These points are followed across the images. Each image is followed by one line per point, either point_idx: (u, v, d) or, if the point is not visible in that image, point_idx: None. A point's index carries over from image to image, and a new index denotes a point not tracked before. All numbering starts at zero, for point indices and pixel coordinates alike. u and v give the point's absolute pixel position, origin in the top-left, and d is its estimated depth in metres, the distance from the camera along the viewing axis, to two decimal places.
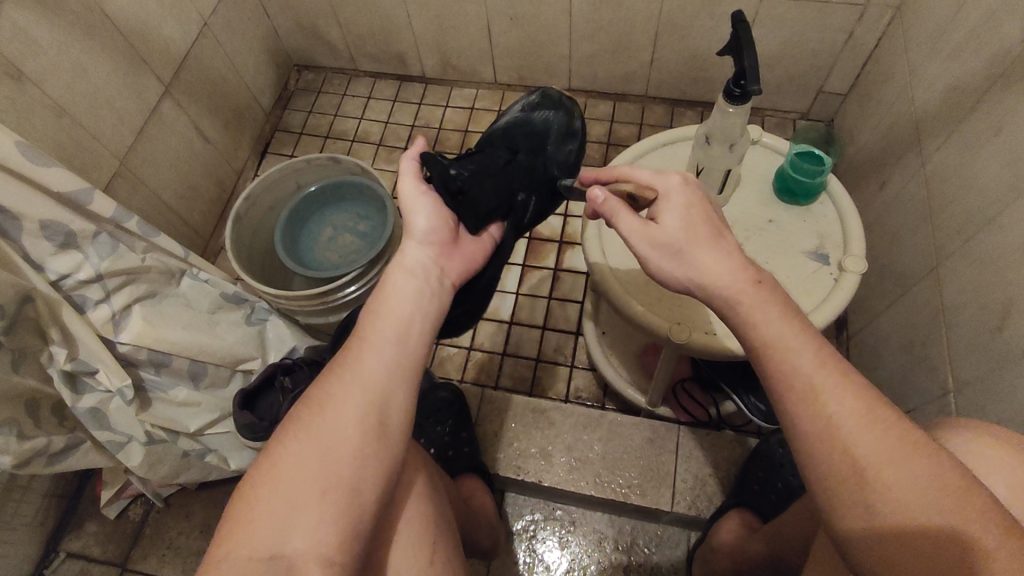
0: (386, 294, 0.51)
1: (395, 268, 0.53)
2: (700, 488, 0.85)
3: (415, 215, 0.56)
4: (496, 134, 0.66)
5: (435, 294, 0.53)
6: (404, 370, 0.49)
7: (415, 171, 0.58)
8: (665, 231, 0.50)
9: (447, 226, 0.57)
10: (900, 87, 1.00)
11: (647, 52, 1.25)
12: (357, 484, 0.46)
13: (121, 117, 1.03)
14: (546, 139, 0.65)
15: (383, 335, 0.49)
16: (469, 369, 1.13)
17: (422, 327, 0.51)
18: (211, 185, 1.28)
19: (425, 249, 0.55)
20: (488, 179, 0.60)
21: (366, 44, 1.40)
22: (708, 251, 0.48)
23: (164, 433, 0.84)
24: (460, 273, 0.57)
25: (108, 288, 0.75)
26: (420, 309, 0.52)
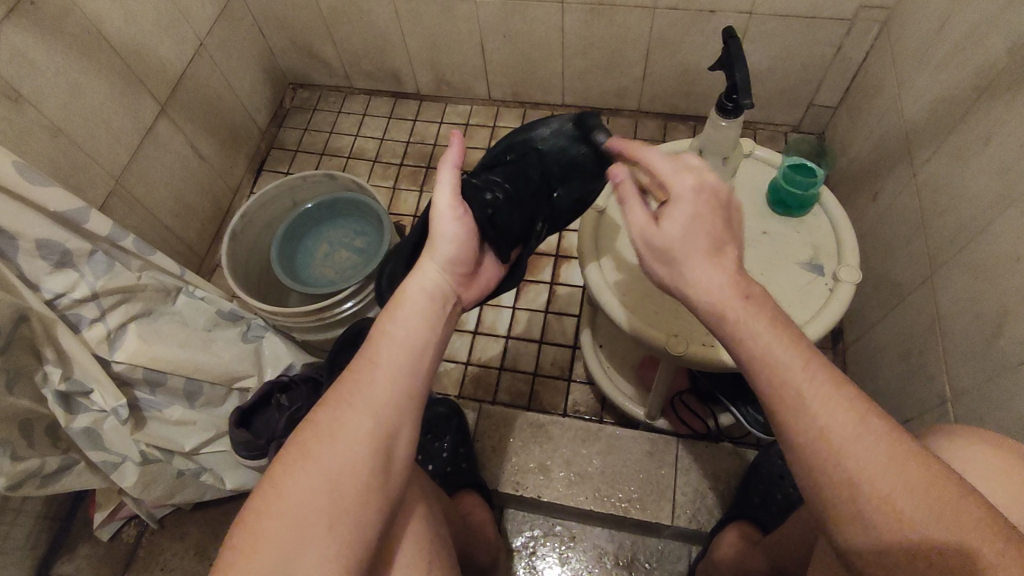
0: (397, 315, 0.51)
1: (410, 288, 0.52)
2: (700, 501, 0.85)
3: (444, 239, 0.55)
4: (532, 146, 0.64)
5: (445, 314, 0.53)
6: (414, 395, 0.49)
7: (453, 188, 0.55)
8: (661, 238, 0.49)
9: (471, 256, 0.56)
10: (889, 99, 1.01)
11: (639, 68, 1.26)
12: (364, 511, 0.46)
13: (117, 136, 1.03)
14: (586, 168, 0.64)
15: (395, 360, 0.49)
16: (467, 384, 1.12)
17: (433, 350, 0.51)
18: (207, 203, 1.28)
19: (441, 272, 0.54)
20: (516, 210, 0.60)
21: (361, 62, 1.42)
22: (702, 266, 0.48)
23: (159, 453, 0.84)
24: (473, 300, 0.59)
25: (103, 307, 0.75)
26: (431, 332, 0.51)
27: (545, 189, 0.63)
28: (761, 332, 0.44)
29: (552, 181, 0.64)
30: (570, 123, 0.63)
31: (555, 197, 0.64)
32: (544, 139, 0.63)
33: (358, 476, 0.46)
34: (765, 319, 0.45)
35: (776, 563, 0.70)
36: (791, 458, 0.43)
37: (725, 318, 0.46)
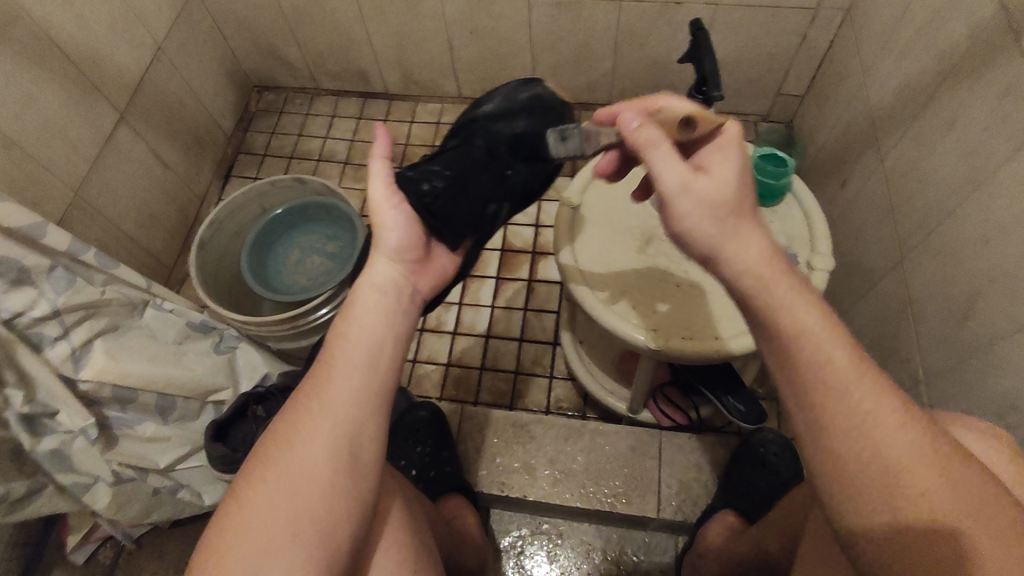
0: (353, 315, 0.50)
1: (363, 284, 0.52)
2: (685, 492, 0.85)
3: (390, 230, 0.54)
4: (476, 122, 0.61)
5: (404, 310, 0.53)
6: (376, 392, 0.48)
7: (387, 177, 0.55)
8: (717, 182, 0.48)
9: (418, 244, 0.55)
10: (854, 87, 1.03)
11: (608, 61, 1.26)
12: (330, 519, 0.45)
13: (74, 145, 1.00)
14: (532, 142, 0.60)
15: (351, 360, 0.48)
16: (448, 386, 1.11)
17: (395, 347, 0.50)
18: (173, 212, 1.25)
19: (396, 267, 0.54)
20: (461, 188, 0.58)
21: (327, 62, 1.39)
22: (750, 235, 0.47)
23: (133, 472, 0.81)
24: (430, 288, 0.57)
25: (66, 324, 0.72)
26: (390, 328, 0.50)
27: (496, 164, 0.60)
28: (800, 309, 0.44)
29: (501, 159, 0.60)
30: (511, 95, 0.61)
31: (508, 175, 0.60)
32: (489, 113, 0.61)
33: (323, 480, 0.45)
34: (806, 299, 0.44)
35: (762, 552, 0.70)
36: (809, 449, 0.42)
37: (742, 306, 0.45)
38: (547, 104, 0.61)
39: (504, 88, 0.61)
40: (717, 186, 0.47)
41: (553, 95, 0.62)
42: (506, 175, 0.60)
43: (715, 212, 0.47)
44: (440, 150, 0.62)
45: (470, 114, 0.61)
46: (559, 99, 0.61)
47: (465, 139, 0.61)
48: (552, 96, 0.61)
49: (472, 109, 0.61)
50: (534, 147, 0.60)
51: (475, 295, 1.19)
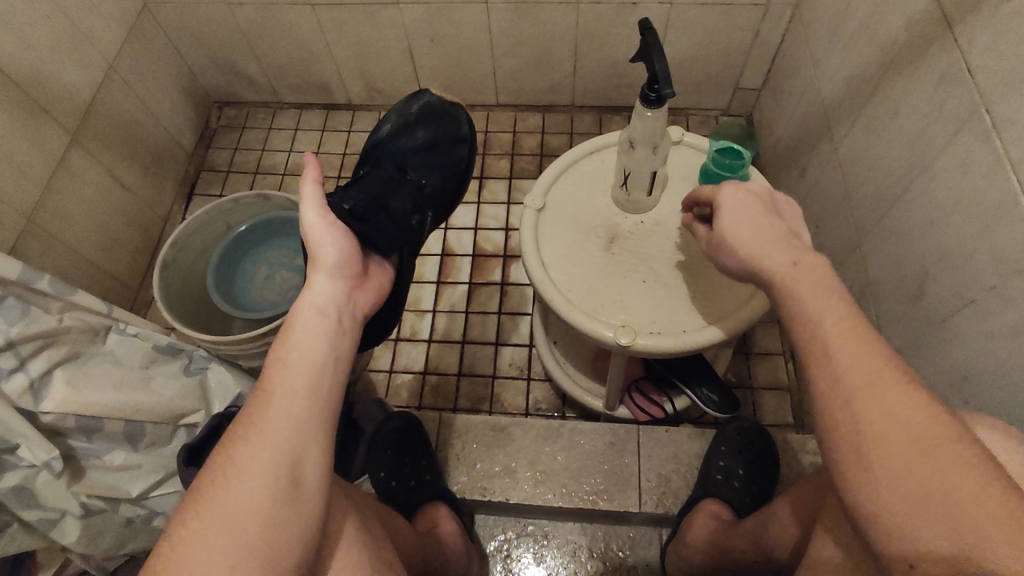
0: (291, 337, 0.54)
1: (302, 306, 0.55)
2: (665, 485, 0.86)
3: (322, 248, 0.58)
4: (381, 145, 0.76)
5: (343, 328, 0.56)
6: (315, 413, 0.52)
7: (318, 197, 0.59)
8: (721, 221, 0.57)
9: (355, 260, 0.59)
10: (807, 78, 1.05)
11: (568, 63, 1.27)
12: (273, 530, 0.48)
13: (25, 171, 0.97)
14: (433, 153, 0.77)
15: (291, 383, 0.52)
16: (426, 394, 1.11)
17: (334, 368, 0.54)
18: (135, 234, 1.22)
19: (334, 283, 0.57)
20: (386, 202, 0.68)
21: (287, 75, 1.38)
22: (769, 251, 0.53)
23: (103, 502, 0.80)
24: (370, 303, 0.61)
25: (22, 355, 0.70)
26: (329, 350, 0.54)
27: (407, 178, 0.73)
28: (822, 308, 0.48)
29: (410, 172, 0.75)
30: (404, 111, 0.77)
31: (421, 183, 0.75)
32: (388, 133, 0.77)
33: (265, 501, 0.48)
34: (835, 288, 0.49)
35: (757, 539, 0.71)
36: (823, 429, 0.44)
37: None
38: (441, 120, 0.78)
39: (397, 107, 0.78)
40: (722, 222, 0.56)
41: (442, 101, 0.79)
42: (421, 183, 0.74)
43: (724, 246, 0.56)
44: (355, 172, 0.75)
45: (375, 138, 0.77)
46: (453, 115, 0.80)
47: (375, 162, 0.75)
48: (444, 110, 0.79)
49: (374, 131, 0.77)
50: (436, 153, 0.77)
51: (448, 301, 1.19)
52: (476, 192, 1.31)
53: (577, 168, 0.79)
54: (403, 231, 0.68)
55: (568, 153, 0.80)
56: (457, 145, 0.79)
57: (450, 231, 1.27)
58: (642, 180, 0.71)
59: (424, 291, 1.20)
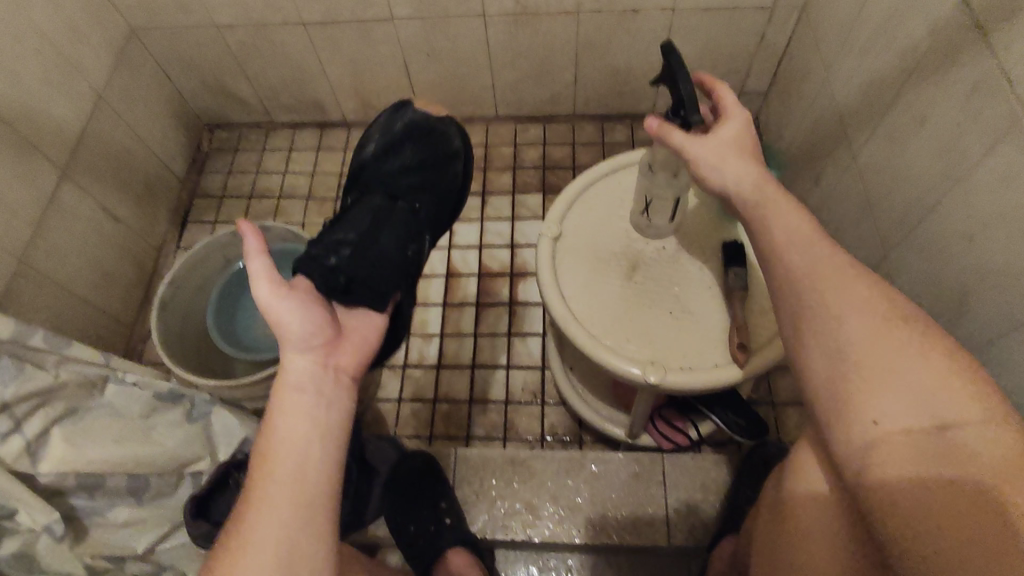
0: (274, 428, 0.50)
1: (281, 388, 0.51)
2: (693, 516, 0.83)
3: (288, 323, 0.53)
4: (369, 168, 0.76)
5: (331, 403, 0.52)
6: (314, 505, 0.48)
7: (270, 269, 0.53)
8: (716, 136, 0.58)
9: (326, 325, 0.55)
10: (819, 83, 1.02)
11: (569, 73, 1.24)
12: None
13: (14, 211, 0.93)
14: (423, 173, 0.76)
15: (278, 485, 0.48)
16: (437, 423, 1.07)
17: (328, 451, 0.50)
18: (129, 267, 1.18)
19: (310, 356, 0.53)
20: (375, 232, 0.66)
21: (280, 95, 1.34)
22: (734, 164, 0.57)
23: (107, 563, 0.74)
24: (353, 362, 0.56)
25: (17, 416, 0.67)
26: (317, 432, 0.50)
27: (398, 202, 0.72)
28: (739, 165, 0.57)
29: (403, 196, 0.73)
30: (388, 134, 0.78)
31: (415, 207, 0.73)
32: (374, 156, 0.77)
33: None
34: (861, 287, 0.48)
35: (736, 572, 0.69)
36: None
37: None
38: (426, 139, 0.78)
39: (380, 129, 0.79)
40: (716, 139, 0.58)
41: (426, 121, 0.79)
42: (412, 206, 0.72)
43: (718, 151, 0.57)
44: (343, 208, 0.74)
45: (360, 167, 0.77)
46: (438, 132, 0.79)
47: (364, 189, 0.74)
48: (428, 127, 0.79)
49: (360, 163, 0.77)
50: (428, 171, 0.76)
51: (456, 324, 1.15)
52: (478, 209, 1.28)
53: (591, 193, 0.76)
54: (399, 257, 0.66)
55: (581, 177, 0.76)
56: (446, 161, 0.78)
57: (454, 251, 1.23)
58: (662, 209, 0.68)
59: (430, 315, 1.17)
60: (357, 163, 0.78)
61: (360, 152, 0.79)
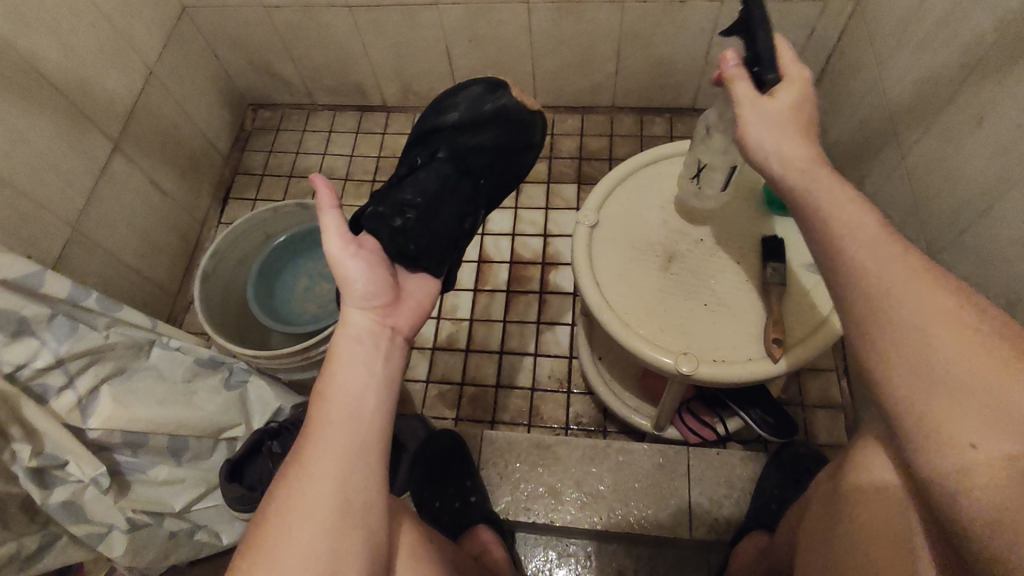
0: (333, 375, 0.50)
1: (341, 339, 0.52)
2: (716, 511, 0.83)
3: (352, 280, 0.55)
4: (443, 132, 0.66)
5: (388, 357, 0.53)
6: (366, 457, 0.49)
7: (340, 226, 0.56)
8: (774, 106, 0.54)
9: (385, 285, 0.56)
10: (869, 80, 1.00)
11: (610, 63, 1.23)
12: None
13: (69, 180, 0.97)
14: (498, 153, 0.67)
15: (336, 429, 0.48)
16: (464, 406, 1.09)
17: (385, 401, 0.51)
18: (173, 238, 1.22)
19: (368, 314, 0.54)
20: (438, 203, 0.63)
21: (323, 77, 1.36)
22: (795, 139, 0.53)
23: (147, 517, 0.79)
24: (410, 321, 0.57)
25: (70, 372, 0.70)
26: (375, 387, 0.50)
27: (467, 179, 0.66)
28: (791, 141, 0.52)
29: (473, 172, 0.67)
30: (477, 104, 0.67)
31: (479, 184, 0.68)
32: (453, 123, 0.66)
33: (324, 550, 0.46)
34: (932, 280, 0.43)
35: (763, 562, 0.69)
36: None
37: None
38: (512, 114, 0.67)
39: (470, 95, 0.67)
40: (777, 108, 0.54)
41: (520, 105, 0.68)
42: (475, 177, 0.67)
43: (778, 124, 0.53)
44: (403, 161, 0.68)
45: (434, 123, 0.67)
46: (525, 106, 0.68)
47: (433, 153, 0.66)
48: (518, 105, 0.68)
49: (435, 117, 0.67)
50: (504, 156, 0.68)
51: (487, 309, 1.17)
52: (513, 197, 1.28)
53: (631, 183, 0.76)
54: (457, 234, 0.64)
55: (622, 166, 0.76)
56: (524, 139, 0.69)
57: (487, 237, 1.24)
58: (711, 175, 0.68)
59: (461, 299, 1.18)
60: (429, 113, 0.68)
61: (438, 103, 0.69)
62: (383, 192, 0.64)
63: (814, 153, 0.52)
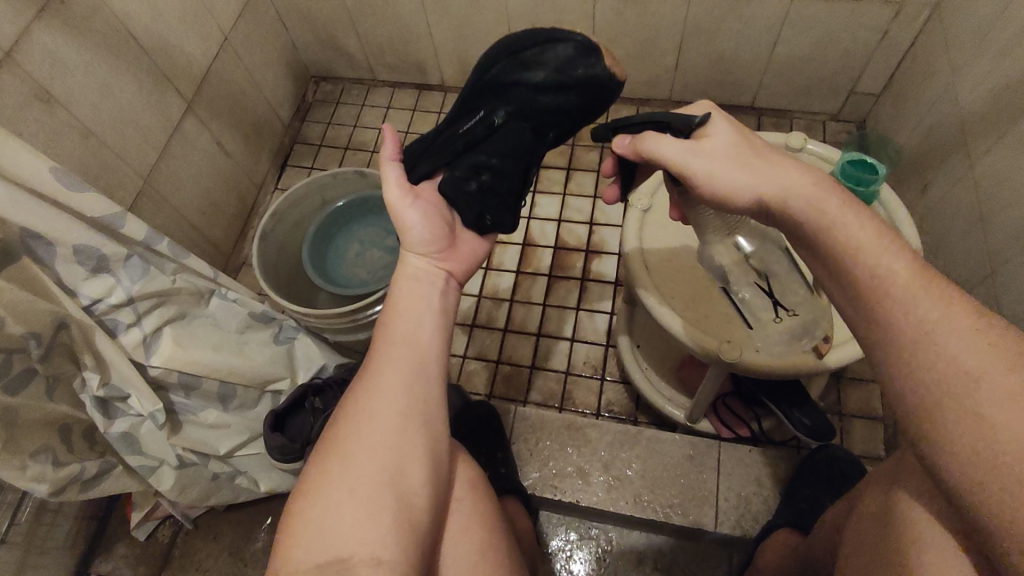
0: (395, 305, 0.58)
1: (400, 276, 0.59)
2: (743, 507, 0.82)
3: (411, 225, 0.59)
4: (521, 90, 0.61)
5: (442, 292, 0.59)
6: (423, 372, 0.55)
7: (400, 176, 0.61)
8: (714, 147, 0.50)
9: (443, 232, 0.60)
10: (943, 87, 0.97)
11: (671, 56, 1.22)
12: (399, 478, 0.51)
13: (146, 135, 1.02)
14: (573, 116, 0.63)
15: (398, 346, 0.55)
16: (497, 383, 1.10)
17: (439, 329, 0.57)
18: (232, 200, 1.27)
19: (426, 256, 0.59)
20: (512, 165, 0.62)
21: (385, 53, 1.39)
22: (774, 166, 0.48)
23: (195, 457, 0.84)
24: (465, 267, 0.62)
25: (139, 312, 0.74)
26: (431, 314, 0.57)
27: (535, 140, 0.64)
28: (780, 175, 0.47)
29: (543, 129, 0.63)
30: (567, 68, 0.60)
31: (545, 139, 0.65)
32: (536, 82, 0.60)
33: (389, 448, 0.52)
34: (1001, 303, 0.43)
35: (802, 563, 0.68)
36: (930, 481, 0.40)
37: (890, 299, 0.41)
38: (601, 84, 0.61)
39: (561, 52, 0.59)
40: (718, 146, 0.50)
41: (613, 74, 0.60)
42: (543, 132, 0.64)
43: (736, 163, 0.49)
44: (473, 114, 0.63)
45: (515, 77, 0.61)
46: (616, 74, 0.61)
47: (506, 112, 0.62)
48: (610, 73, 0.60)
49: (516, 71, 0.61)
50: (577, 118, 0.63)
51: (527, 292, 1.18)
52: (562, 183, 1.29)
53: None
54: (523, 189, 0.65)
55: None
56: (604, 106, 0.63)
57: (533, 221, 1.25)
58: (766, 307, 0.61)
59: (503, 280, 1.20)
60: (511, 63, 0.61)
61: (524, 49, 0.60)
62: (454, 148, 0.63)
63: (807, 173, 0.47)
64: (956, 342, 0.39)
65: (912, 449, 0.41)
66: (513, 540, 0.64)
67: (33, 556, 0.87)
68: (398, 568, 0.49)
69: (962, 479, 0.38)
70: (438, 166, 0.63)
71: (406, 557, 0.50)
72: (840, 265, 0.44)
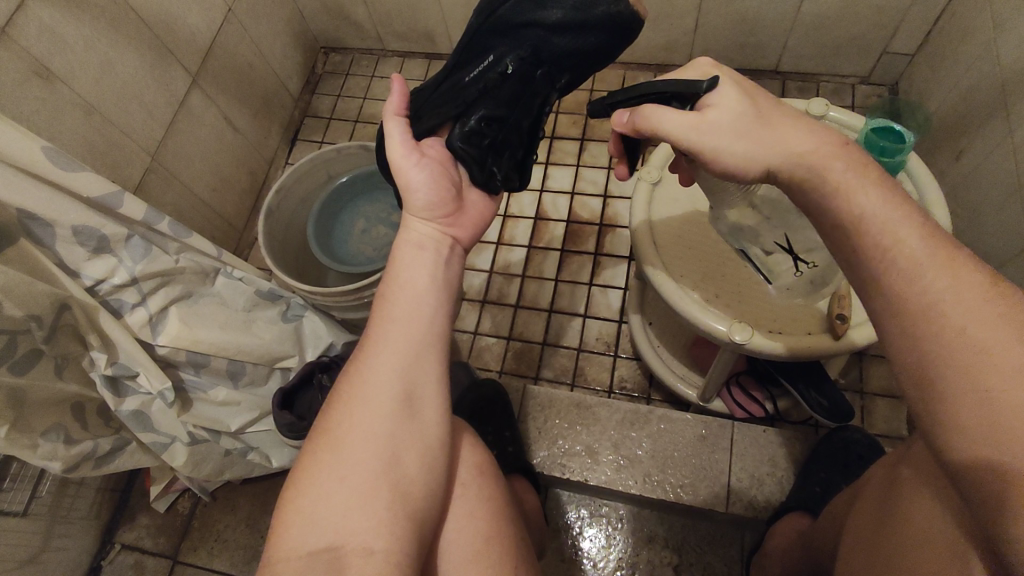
0: (397, 272, 0.53)
1: (402, 243, 0.55)
2: (757, 487, 0.80)
3: (413, 190, 0.55)
4: (534, 31, 0.54)
5: (446, 260, 0.55)
6: (423, 351, 0.51)
7: (404, 131, 0.57)
8: (720, 118, 0.46)
9: (449, 196, 0.56)
10: (983, 46, 0.90)
11: (690, 19, 1.16)
12: (395, 465, 0.48)
13: (150, 111, 1.01)
14: (592, 58, 0.56)
15: (397, 321, 0.51)
16: (508, 360, 1.09)
17: (440, 303, 0.53)
18: (242, 175, 1.27)
19: (430, 223, 0.55)
20: (520, 117, 0.57)
21: (393, 21, 1.35)
22: (765, 126, 0.45)
23: (206, 433, 0.84)
24: (470, 235, 0.58)
25: (143, 291, 0.74)
26: (433, 287, 0.53)
27: (547, 87, 0.57)
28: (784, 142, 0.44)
29: (555, 77, 0.57)
30: (586, 4, 0.52)
31: (558, 87, 0.58)
32: (555, 24, 0.53)
33: (385, 431, 0.48)
34: None
35: (811, 553, 0.66)
36: (952, 482, 0.37)
37: (911, 282, 0.38)
38: (624, 23, 0.53)
39: None
40: (726, 112, 0.46)
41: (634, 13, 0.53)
42: (557, 77, 0.57)
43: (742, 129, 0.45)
44: (481, 59, 0.56)
45: (529, 17, 0.53)
46: (639, 9, 0.53)
47: (521, 58, 0.54)
48: (634, 10, 0.53)
49: (529, 9, 0.53)
50: (592, 62, 0.56)
51: (540, 266, 1.16)
52: (575, 155, 1.25)
53: None
54: (531, 141, 0.60)
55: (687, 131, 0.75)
56: (624, 46, 0.56)
57: (546, 194, 1.22)
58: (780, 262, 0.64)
59: (515, 254, 1.17)
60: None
61: None
62: (462, 100, 0.56)
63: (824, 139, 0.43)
64: (982, 328, 0.36)
65: (932, 442, 0.38)
66: (522, 524, 0.62)
67: (59, 526, 0.90)
68: (389, 560, 0.46)
69: (986, 480, 0.35)
70: (445, 120, 0.57)
71: (400, 549, 0.47)
72: (860, 244, 0.41)
